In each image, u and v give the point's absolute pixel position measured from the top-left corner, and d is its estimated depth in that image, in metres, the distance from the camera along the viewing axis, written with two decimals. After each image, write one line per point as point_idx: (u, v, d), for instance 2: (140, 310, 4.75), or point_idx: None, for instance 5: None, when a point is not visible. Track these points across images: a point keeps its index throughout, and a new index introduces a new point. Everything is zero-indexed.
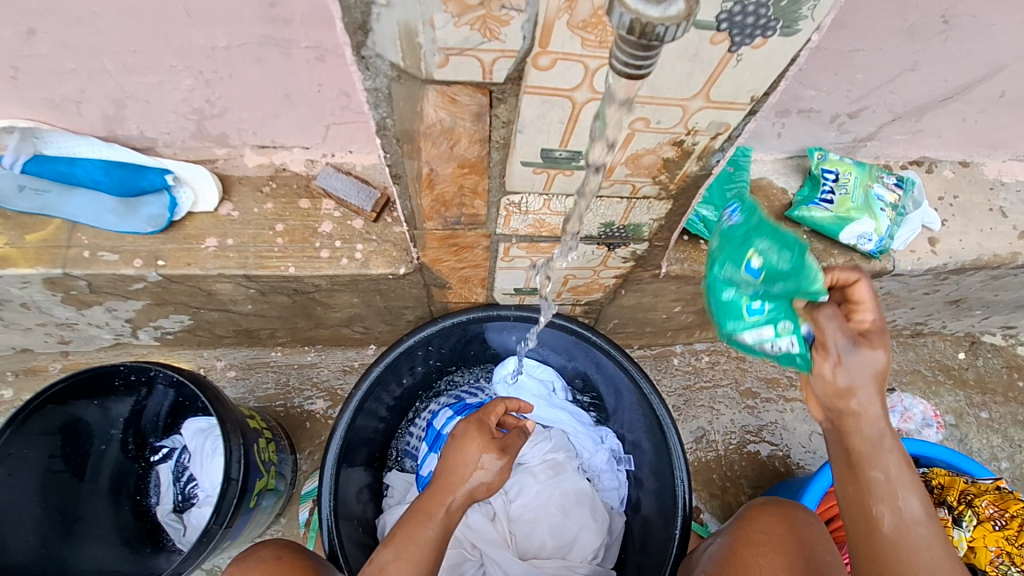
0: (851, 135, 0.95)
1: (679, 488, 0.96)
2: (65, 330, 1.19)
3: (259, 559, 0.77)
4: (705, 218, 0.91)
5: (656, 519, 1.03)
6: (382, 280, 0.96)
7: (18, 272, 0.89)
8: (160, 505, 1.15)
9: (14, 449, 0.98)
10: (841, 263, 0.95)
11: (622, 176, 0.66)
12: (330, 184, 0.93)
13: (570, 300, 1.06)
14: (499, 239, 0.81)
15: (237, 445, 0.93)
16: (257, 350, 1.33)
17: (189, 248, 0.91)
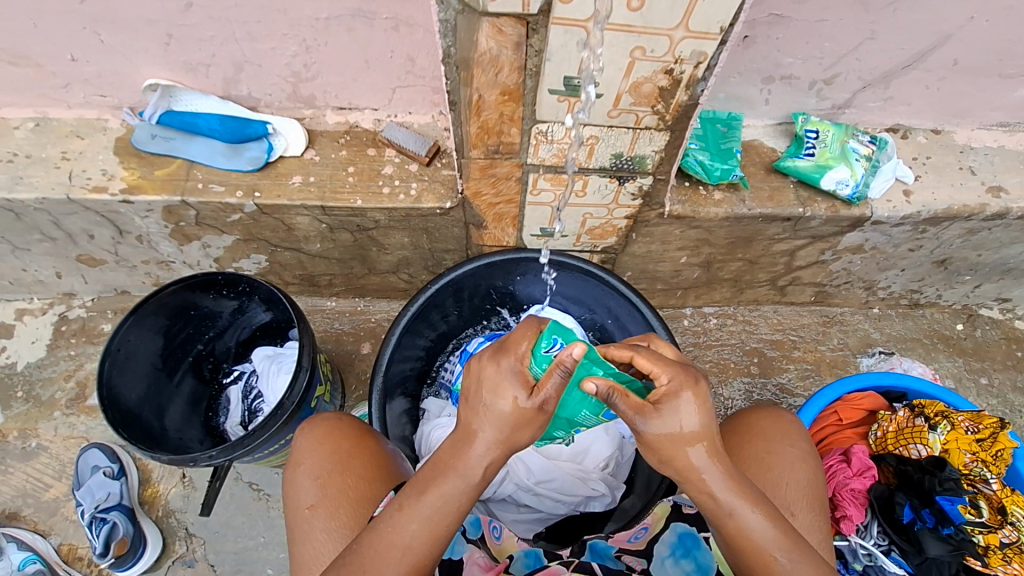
0: (830, 101, 1.13)
1: None
2: (163, 270, 1.42)
3: (325, 417, 0.93)
4: (702, 162, 1.09)
5: None
6: (430, 215, 1.15)
7: (147, 198, 1.12)
8: (228, 421, 1.29)
9: (130, 336, 1.12)
10: (823, 208, 1.11)
11: (627, 105, 0.85)
12: (393, 135, 1.16)
13: (588, 245, 1.23)
14: (530, 169, 1.00)
15: (307, 341, 1.09)
16: (312, 298, 1.52)
17: (279, 183, 1.13)
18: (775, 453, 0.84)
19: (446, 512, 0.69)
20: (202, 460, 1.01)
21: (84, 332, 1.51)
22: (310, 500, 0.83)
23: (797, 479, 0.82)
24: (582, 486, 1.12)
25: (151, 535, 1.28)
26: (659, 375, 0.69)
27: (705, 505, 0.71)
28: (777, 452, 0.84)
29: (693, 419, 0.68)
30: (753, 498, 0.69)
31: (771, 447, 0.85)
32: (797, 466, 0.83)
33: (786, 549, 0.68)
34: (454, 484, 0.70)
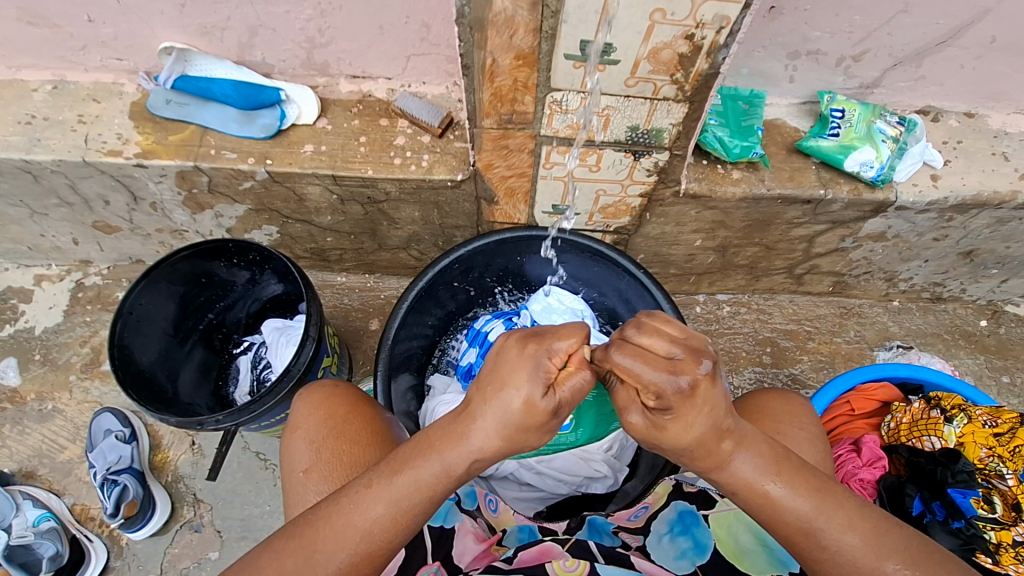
0: (858, 80, 1.10)
1: None
2: (176, 239, 1.43)
3: (322, 383, 0.87)
4: (721, 139, 1.06)
5: None
6: (441, 188, 1.14)
7: (161, 162, 1.12)
8: (237, 391, 1.29)
9: (143, 299, 1.12)
10: (846, 191, 1.08)
11: (645, 72, 0.82)
12: (406, 105, 1.15)
13: (601, 225, 1.21)
14: (543, 140, 0.98)
15: (315, 309, 1.09)
16: (323, 273, 1.52)
17: (291, 151, 1.13)
18: (785, 433, 0.82)
19: (414, 502, 0.66)
20: (209, 423, 1.01)
21: (99, 300, 1.52)
22: (305, 464, 0.79)
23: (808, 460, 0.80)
24: (584, 466, 1.10)
25: (161, 498, 1.29)
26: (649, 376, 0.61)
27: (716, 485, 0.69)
28: (787, 434, 0.81)
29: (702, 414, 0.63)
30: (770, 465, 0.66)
31: (781, 428, 0.82)
32: (807, 449, 0.81)
33: (810, 516, 0.65)
34: (441, 479, 0.67)
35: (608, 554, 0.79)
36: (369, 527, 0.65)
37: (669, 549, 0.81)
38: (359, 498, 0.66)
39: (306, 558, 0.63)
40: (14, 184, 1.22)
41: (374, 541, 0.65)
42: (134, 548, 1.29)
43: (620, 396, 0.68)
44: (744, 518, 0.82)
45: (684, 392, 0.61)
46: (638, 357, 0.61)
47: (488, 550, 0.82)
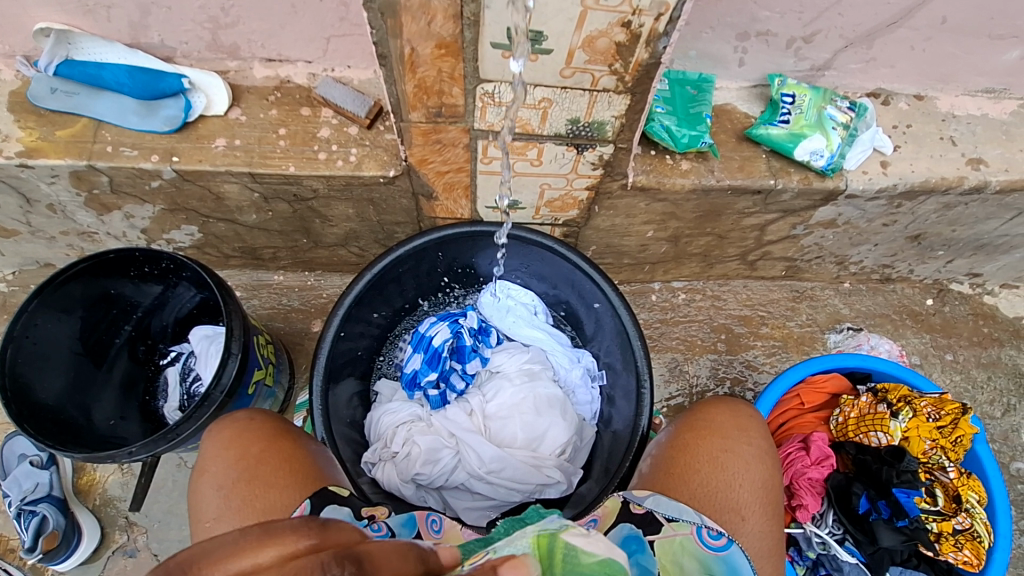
0: (809, 62, 1.05)
1: (643, 388, 1.03)
2: (86, 242, 1.29)
3: (233, 417, 0.81)
4: (668, 128, 1.00)
5: (623, 435, 1.06)
6: (374, 185, 1.05)
7: (49, 162, 0.99)
8: (166, 405, 1.19)
9: (39, 320, 1.01)
10: (796, 180, 1.04)
11: (581, 62, 0.74)
12: (329, 93, 1.05)
13: (549, 219, 1.14)
14: (478, 135, 0.90)
15: (236, 325, 1.00)
16: (259, 273, 1.41)
17: (201, 147, 1.01)
18: (731, 450, 0.81)
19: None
20: (122, 457, 0.92)
21: (4, 310, 1.37)
22: (212, 514, 0.73)
23: (752, 478, 0.79)
24: (535, 474, 1.07)
25: (87, 525, 1.19)
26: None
27: None
28: (733, 450, 0.81)
29: None
30: None
31: (728, 445, 0.81)
32: (753, 465, 0.80)
33: None
34: None
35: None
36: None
37: None
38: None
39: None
40: None
41: None
42: None
43: None
44: (690, 547, 0.71)
45: None
46: None
47: None
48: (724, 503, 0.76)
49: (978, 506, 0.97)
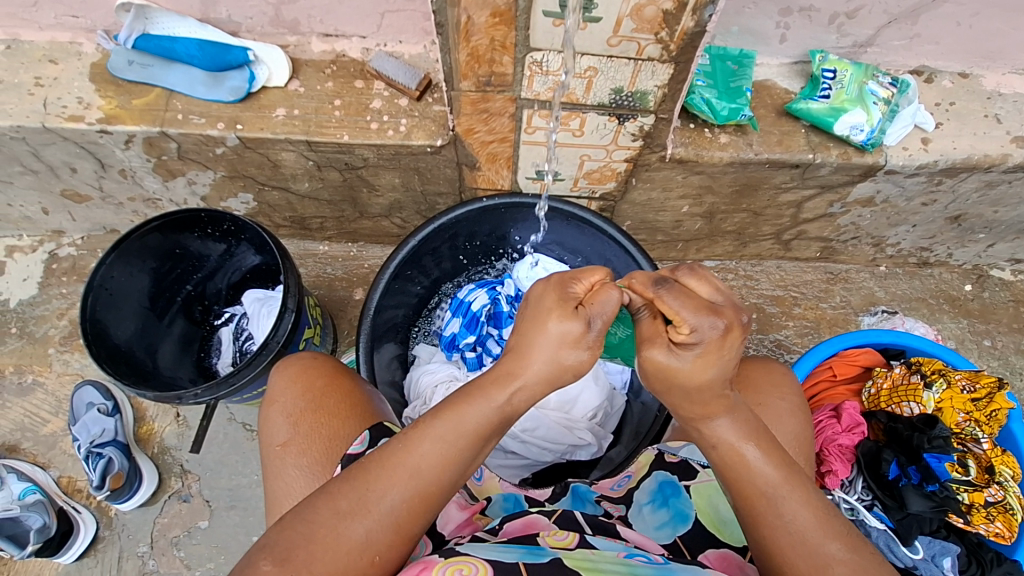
0: (852, 39, 1.07)
1: None
2: (150, 208, 1.37)
3: (298, 356, 0.89)
4: (708, 101, 1.02)
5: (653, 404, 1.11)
6: (421, 154, 1.10)
7: (126, 128, 1.07)
8: (220, 362, 1.27)
9: (114, 273, 1.10)
10: (835, 155, 1.06)
11: (628, 31, 0.78)
12: (382, 66, 1.10)
13: (586, 191, 1.18)
14: (524, 104, 0.94)
15: (292, 280, 1.06)
16: (306, 242, 1.48)
17: (263, 115, 1.08)
18: (765, 404, 0.83)
19: (461, 441, 0.67)
20: (188, 398, 1.00)
21: (75, 271, 1.47)
22: (282, 438, 0.81)
23: (786, 431, 0.81)
24: (568, 434, 1.12)
25: (147, 470, 1.28)
26: (682, 320, 0.65)
27: (694, 433, 0.71)
28: (766, 403, 0.83)
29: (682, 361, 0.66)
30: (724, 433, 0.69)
31: (762, 398, 0.83)
32: (784, 418, 0.82)
33: (775, 484, 0.66)
34: (402, 453, 0.66)
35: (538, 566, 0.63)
36: (420, 466, 0.66)
37: (649, 519, 0.83)
38: (408, 442, 0.67)
39: (359, 501, 0.63)
40: None
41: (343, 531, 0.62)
42: (123, 518, 1.29)
43: (645, 329, 0.71)
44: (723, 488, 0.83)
45: (717, 337, 0.64)
46: (684, 298, 0.65)
47: (471, 518, 0.83)
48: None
49: (1012, 480, 0.99)
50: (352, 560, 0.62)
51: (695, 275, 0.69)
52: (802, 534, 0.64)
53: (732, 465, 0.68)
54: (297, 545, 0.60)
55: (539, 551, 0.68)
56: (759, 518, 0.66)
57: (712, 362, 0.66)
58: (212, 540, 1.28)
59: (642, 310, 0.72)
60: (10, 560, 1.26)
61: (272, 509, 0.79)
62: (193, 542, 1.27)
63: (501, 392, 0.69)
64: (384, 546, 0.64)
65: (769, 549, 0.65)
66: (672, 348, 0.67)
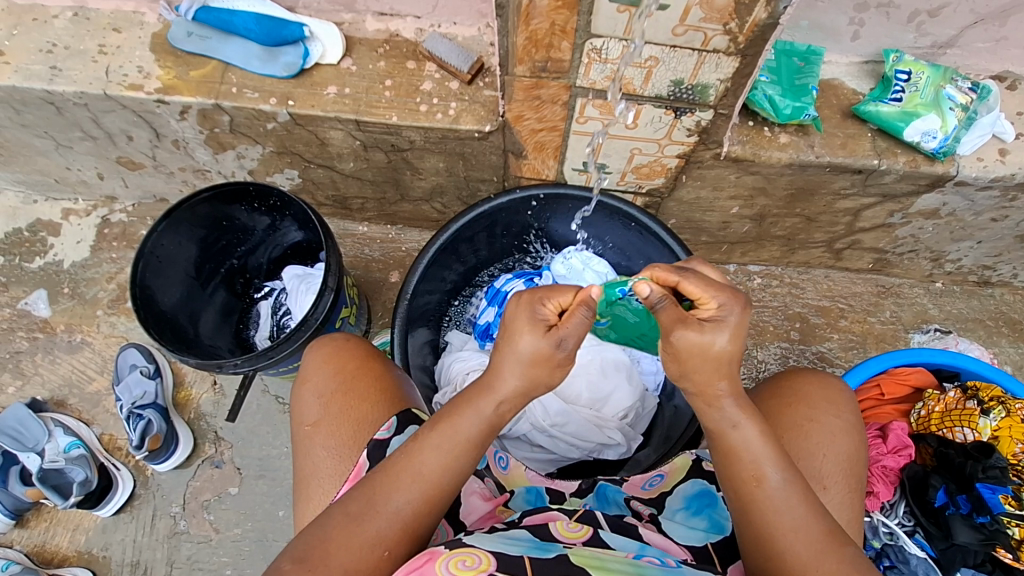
0: (931, 39, 1.03)
1: None
2: (199, 179, 1.40)
3: (331, 337, 0.90)
4: (772, 98, 0.98)
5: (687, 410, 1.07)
6: (468, 139, 1.09)
7: (182, 99, 1.09)
8: (257, 335, 1.29)
9: (164, 241, 1.12)
10: (902, 162, 1.01)
11: (696, 20, 0.75)
12: (435, 47, 1.09)
13: (633, 186, 1.14)
14: (578, 93, 0.91)
15: (332, 258, 1.06)
16: (345, 222, 1.48)
17: (315, 92, 1.08)
18: (818, 420, 0.80)
19: (459, 450, 0.68)
20: (227, 367, 1.02)
21: (125, 237, 1.51)
22: (313, 418, 0.82)
23: (837, 451, 0.78)
24: (597, 433, 1.10)
25: (183, 434, 1.32)
26: (707, 298, 0.70)
27: (705, 418, 0.71)
28: (820, 421, 0.80)
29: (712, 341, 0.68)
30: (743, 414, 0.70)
31: (814, 414, 0.80)
32: (839, 437, 0.79)
33: (781, 467, 0.67)
34: (404, 461, 0.67)
35: (558, 562, 0.62)
36: (422, 469, 0.66)
37: (680, 524, 0.80)
38: (409, 451, 0.68)
39: (367, 504, 0.65)
40: (37, 115, 1.19)
41: (356, 537, 0.63)
42: (158, 479, 1.33)
43: (669, 315, 0.71)
44: None
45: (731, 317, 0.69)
46: (700, 282, 0.71)
47: (495, 511, 0.83)
48: (809, 467, 0.77)
49: None
50: (364, 559, 0.62)
51: (707, 265, 0.76)
52: (804, 524, 0.65)
53: (741, 448, 0.69)
54: (312, 545, 0.62)
55: (545, 547, 0.66)
56: (761, 503, 0.66)
57: (735, 337, 0.69)
58: (240, 506, 1.31)
59: (664, 298, 0.72)
60: (53, 509, 1.32)
61: (299, 485, 0.80)
62: (222, 507, 1.31)
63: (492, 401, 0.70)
64: (392, 542, 0.64)
65: (769, 534, 0.65)
66: (702, 325, 0.68)
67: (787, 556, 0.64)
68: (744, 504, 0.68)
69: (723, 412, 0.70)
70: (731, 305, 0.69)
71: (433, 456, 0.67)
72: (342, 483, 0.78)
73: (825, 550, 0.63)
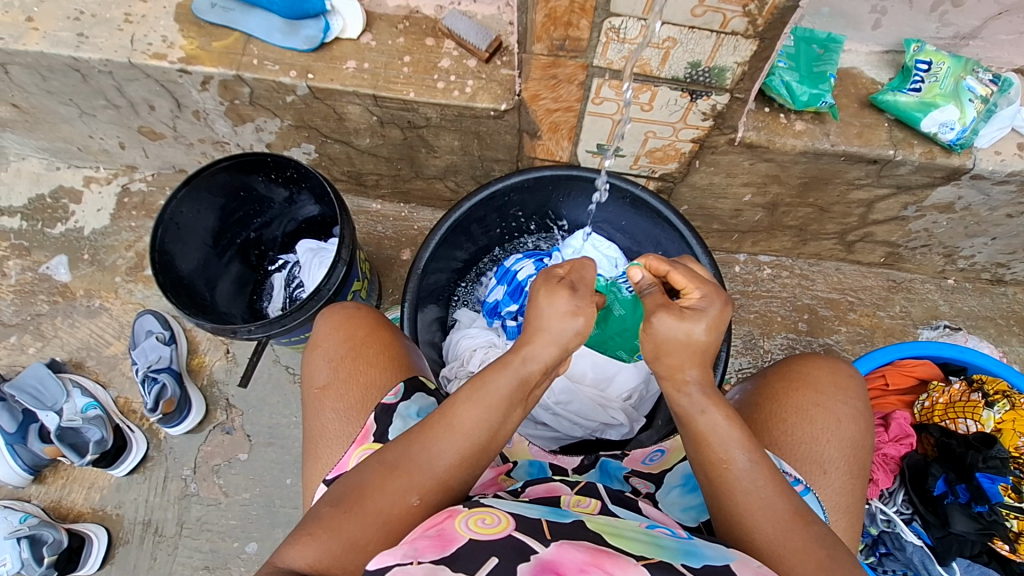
0: (954, 29, 1.03)
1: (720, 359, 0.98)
2: (218, 152, 1.42)
3: (344, 305, 0.92)
4: (789, 84, 0.98)
5: None
6: (484, 117, 1.10)
7: (204, 70, 1.11)
8: (271, 306, 1.32)
9: (183, 208, 1.15)
10: (918, 153, 1.01)
11: (715, 1, 0.75)
12: (454, 24, 1.10)
13: (646, 170, 1.15)
14: (595, 73, 0.92)
15: (347, 231, 1.08)
16: (360, 199, 1.50)
17: (334, 67, 1.10)
18: (824, 406, 0.81)
19: (488, 408, 0.69)
20: (242, 332, 1.05)
21: (144, 206, 1.54)
22: (322, 381, 0.84)
23: (842, 435, 0.79)
24: (600, 412, 1.11)
25: (196, 399, 1.35)
26: (692, 288, 0.75)
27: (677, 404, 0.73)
28: (825, 406, 0.80)
29: (687, 330, 0.71)
30: (714, 398, 0.71)
31: (821, 399, 0.81)
32: (845, 423, 0.80)
33: (747, 449, 0.68)
34: (441, 424, 0.69)
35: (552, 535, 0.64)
36: (459, 426, 0.68)
37: (676, 503, 0.82)
38: (444, 409, 0.70)
39: (403, 458, 0.67)
40: (63, 81, 1.22)
41: (391, 486, 0.65)
42: (171, 442, 1.37)
43: (655, 300, 0.75)
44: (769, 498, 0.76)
45: (717, 308, 0.72)
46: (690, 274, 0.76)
47: (497, 479, 0.84)
48: (808, 455, 0.78)
49: None
50: (396, 506, 0.65)
51: (702, 269, 0.81)
52: (772, 503, 0.66)
53: (708, 432, 0.70)
54: (349, 493, 0.66)
55: (561, 513, 0.68)
56: (731, 483, 0.68)
57: (712, 329, 0.71)
58: (249, 472, 1.34)
59: (653, 284, 0.77)
60: (70, 467, 1.36)
61: (308, 447, 0.83)
62: (232, 471, 1.34)
63: (521, 361, 0.72)
64: (423, 490, 0.66)
65: (738, 512, 0.67)
66: (682, 313, 0.71)
67: (756, 534, 0.65)
68: (716, 486, 0.68)
69: (691, 398, 0.71)
70: (714, 296, 0.73)
71: (467, 420, 0.69)
72: (348, 445, 0.80)
73: (792, 528, 0.64)
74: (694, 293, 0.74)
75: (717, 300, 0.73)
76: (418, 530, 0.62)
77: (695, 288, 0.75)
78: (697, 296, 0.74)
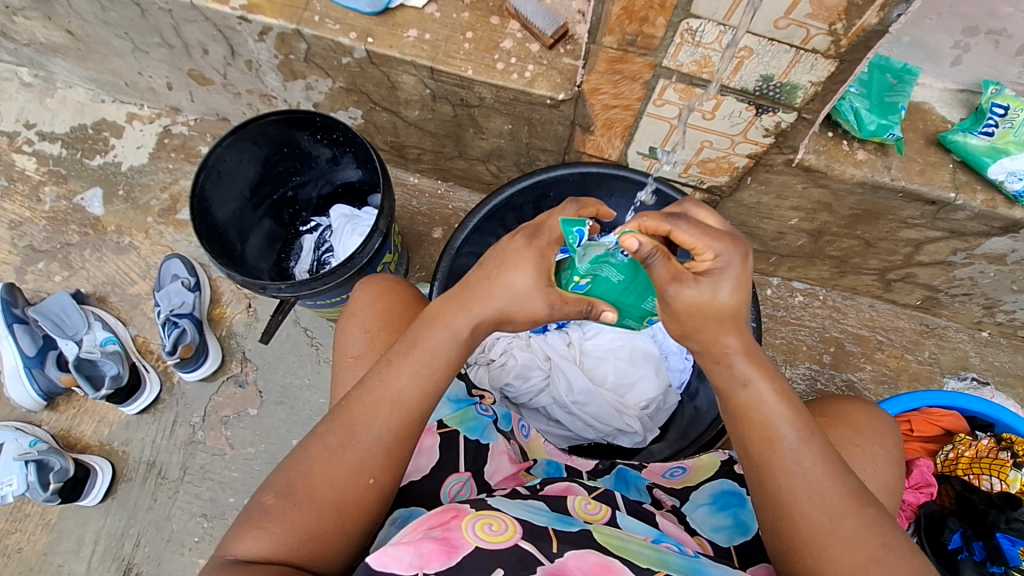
0: None
1: None
2: (264, 105, 1.41)
3: (381, 278, 0.92)
4: (858, 110, 0.95)
5: (705, 414, 1.07)
6: (539, 104, 1.08)
7: (264, 20, 1.10)
8: (298, 266, 1.32)
9: (226, 156, 1.14)
10: (980, 199, 0.98)
11: (802, 15, 0.73)
12: (522, 6, 1.08)
13: (695, 179, 1.13)
14: (662, 73, 0.90)
15: (387, 202, 1.07)
16: (398, 171, 1.49)
17: (394, 33, 1.08)
18: (862, 446, 0.79)
19: (432, 373, 0.70)
20: (271, 289, 1.04)
21: (183, 150, 1.54)
22: (354, 350, 0.84)
23: (878, 478, 0.77)
24: (617, 417, 1.10)
25: (213, 348, 1.36)
26: (703, 247, 0.66)
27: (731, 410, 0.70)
28: (864, 446, 0.79)
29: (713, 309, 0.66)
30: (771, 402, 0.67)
31: (859, 440, 0.79)
32: (880, 465, 0.78)
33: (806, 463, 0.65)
34: (379, 396, 0.68)
35: (568, 537, 0.63)
36: (399, 396, 0.68)
37: (703, 520, 0.80)
38: (381, 378, 0.69)
39: (347, 435, 0.67)
40: (122, 14, 1.21)
41: (337, 464, 0.65)
42: (183, 387, 1.38)
43: (663, 271, 0.66)
44: None
45: (732, 273, 0.66)
46: (695, 226, 0.66)
47: (518, 473, 0.84)
48: None
49: None
50: (348, 486, 0.65)
51: (702, 209, 0.72)
52: (834, 522, 0.62)
53: (761, 441, 0.67)
54: (295, 478, 0.65)
55: (567, 521, 0.67)
56: (789, 497, 0.64)
57: (734, 289, 0.67)
58: (256, 427, 1.35)
59: (656, 253, 0.65)
60: (83, 398, 1.38)
61: None
62: (240, 425, 1.35)
63: (462, 322, 0.71)
64: (376, 469, 0.67)
65: (798, 530, 0.64)
66: (698, 279, 0.66)
67: (820, 551, 0.62)
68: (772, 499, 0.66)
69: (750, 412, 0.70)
70: (729, 252, 0.66)
71: (406, 389, 0.68)
72: None
73: (862, 548, 0.61)
74: (706, 254, 0.66)
75: (732, 257, 0.66)
76: (425, 525, 0.62)
77: (709, 247, 0.66)
78: (710, 257, 0.66)
